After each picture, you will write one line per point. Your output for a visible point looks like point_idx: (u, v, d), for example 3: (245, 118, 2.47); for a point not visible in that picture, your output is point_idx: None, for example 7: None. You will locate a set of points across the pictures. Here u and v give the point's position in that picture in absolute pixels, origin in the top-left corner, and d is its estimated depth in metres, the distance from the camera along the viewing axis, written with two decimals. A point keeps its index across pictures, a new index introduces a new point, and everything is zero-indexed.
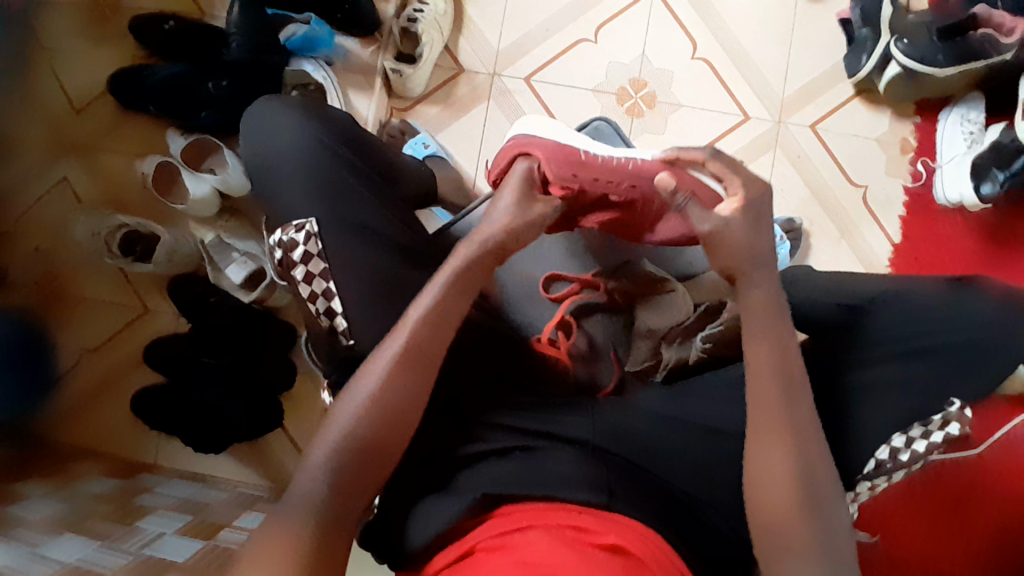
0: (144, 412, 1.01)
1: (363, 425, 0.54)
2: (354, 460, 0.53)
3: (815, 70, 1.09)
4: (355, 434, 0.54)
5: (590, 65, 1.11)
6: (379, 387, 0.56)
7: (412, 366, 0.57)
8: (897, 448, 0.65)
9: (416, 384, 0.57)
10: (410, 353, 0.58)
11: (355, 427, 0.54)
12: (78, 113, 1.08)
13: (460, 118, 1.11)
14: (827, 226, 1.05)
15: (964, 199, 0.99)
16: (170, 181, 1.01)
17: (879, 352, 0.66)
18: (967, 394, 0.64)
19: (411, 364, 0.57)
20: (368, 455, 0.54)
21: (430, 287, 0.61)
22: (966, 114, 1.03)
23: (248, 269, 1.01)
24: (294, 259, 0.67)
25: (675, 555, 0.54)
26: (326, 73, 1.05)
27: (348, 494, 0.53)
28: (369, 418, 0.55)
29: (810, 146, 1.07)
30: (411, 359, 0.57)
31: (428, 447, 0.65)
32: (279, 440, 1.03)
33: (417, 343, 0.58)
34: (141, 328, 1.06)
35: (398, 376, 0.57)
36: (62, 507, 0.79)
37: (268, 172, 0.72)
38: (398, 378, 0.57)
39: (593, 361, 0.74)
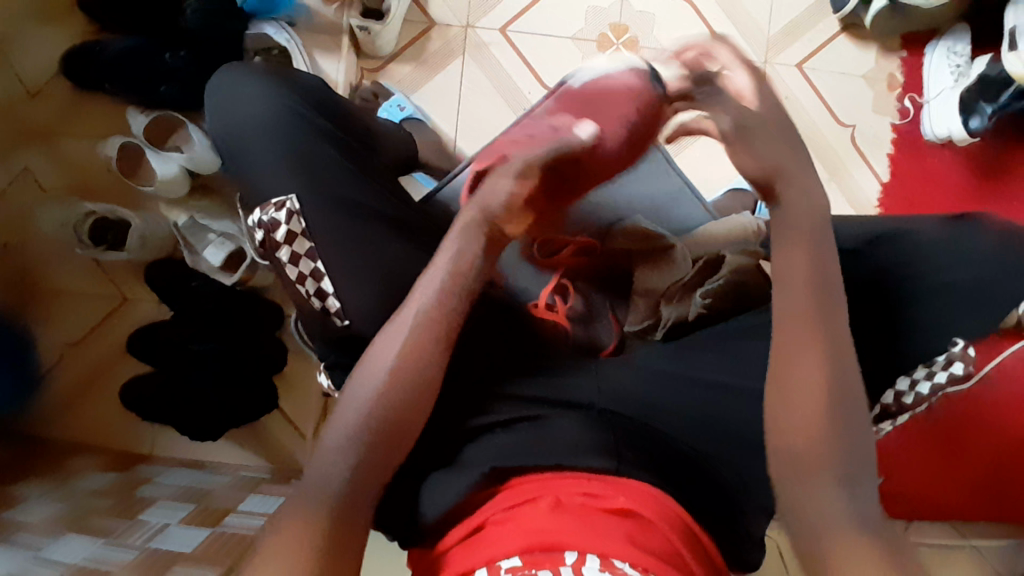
0: (134, 402, 0.98)
1: (380, 408, 0.53)
2: (369, 445, 0.52)
3: (800, 6, 1.05)
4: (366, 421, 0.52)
5: (567, 11, 1.06)
6: (397, 361, 0.54)
7: (434, 337, 0.56)
8: (900, 390, 0.66)
9: (437, 356, 0.55)
10: (432, 324, 0.56)
11: (374, 412, 0.52)
12: (34, 96, 1.02)
13: (435, 76, 1.05)
14: (816, 167, 1.04)
15: (952, 134, 0.96)
16: (136, 162, 0.96)
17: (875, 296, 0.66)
18: (974, 330, 0.63)
19: (434, 337, 0.56)
20: (382, 441, 0.53)
21: (449, 247, 0.59)
22: (952, 46, 0.99)
23: (227, 250, 0.97)
24: (278, 240, 0.64)
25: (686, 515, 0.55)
26: (289, 36, 0.99)
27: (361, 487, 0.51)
28: (386, 399, 0.53)
29: (798, 87, 1.05)
30: (422, 337, 0.55)
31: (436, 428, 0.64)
32: (277, 422, 1.02)
33: (433, 316, 0.56)
34: (121, 320, 1.02)
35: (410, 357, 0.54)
36: (60, 507, 0.78)
37: (241, 145, 0.67)
38: (414, 351, 0.55)
39: (589, 321, 0.72)
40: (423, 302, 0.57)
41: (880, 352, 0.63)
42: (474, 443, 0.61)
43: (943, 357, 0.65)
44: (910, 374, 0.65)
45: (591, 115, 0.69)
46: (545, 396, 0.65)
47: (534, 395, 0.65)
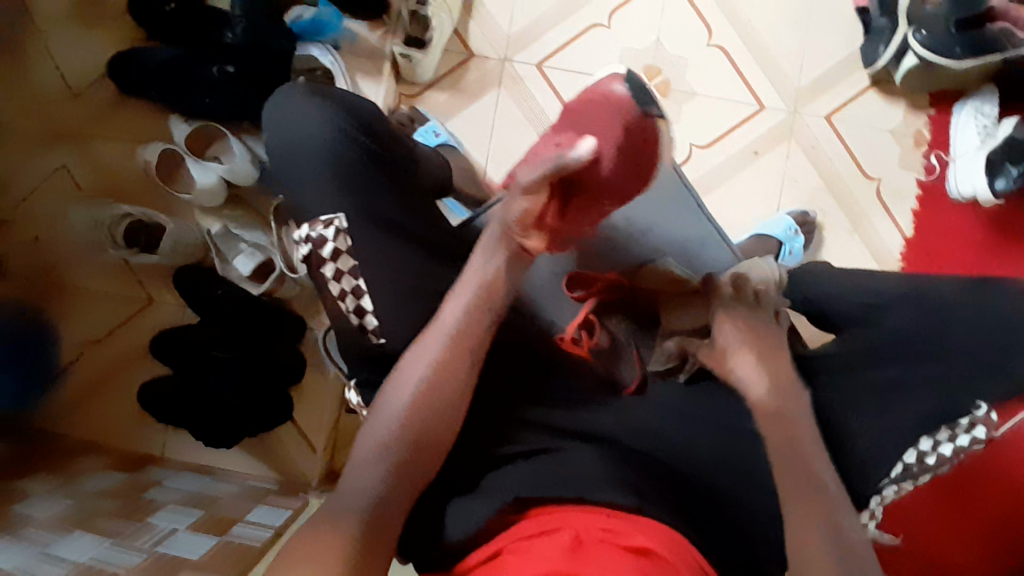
0: (148, 404, 0.99)
1: (416, 417, 0.57)
2: (406, 456, 0.55)
3: (831, 59, 1.07)
4: (399, 437, 0.56)
5: (603, 51, 1.08)
6: (429, 371, 0.58)
7: (459, 351, 0.60)
8: (925, 452, 0.64)
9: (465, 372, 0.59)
10: (457, 338, 0.60)
11: (411, 423, 0.56)
12: (78, 97, 1.05)
13: (470, 105, 1.08)
14: (839, 217, 1.05)
15: (977, 193, 0.97)
16: (174, 169, 0.99)
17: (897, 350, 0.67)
18: (995, 394, 0.63)
19: (459, 353, 0.60)
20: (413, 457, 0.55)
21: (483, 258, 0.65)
22: (980, 107, 1.00)
23: (256, 261, 1.00)
24: (324, 256, 0.66)
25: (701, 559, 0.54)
26: (333, 58, 1.01)
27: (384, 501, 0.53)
28: (421, 409, 0.57)
29: (824, 137, 1.06)
30: (457, 354, 0.60)
31: (458, 451, 0.65)
32: (290, 435, 1.03)
33: (458, 332, 0.60)
34: (144, 321, 1.04)
35: (445, 373, 0.59)
36: (70, 505, 0.78)
37: (292, 162, 0.69)
38: (442, 366, 0.59)
39: (611, 358, 0.72)
40: (449, 319, 0.61)
41: (894, 405, 0.65)
42: (498, 470, 0.63)
43: (967, 420, 0.63)
44: (934, 436, 0.64)
45: (587, 136, 0.67)
46: (568, 428, 0.66)
47: (561, 429, 0.65)
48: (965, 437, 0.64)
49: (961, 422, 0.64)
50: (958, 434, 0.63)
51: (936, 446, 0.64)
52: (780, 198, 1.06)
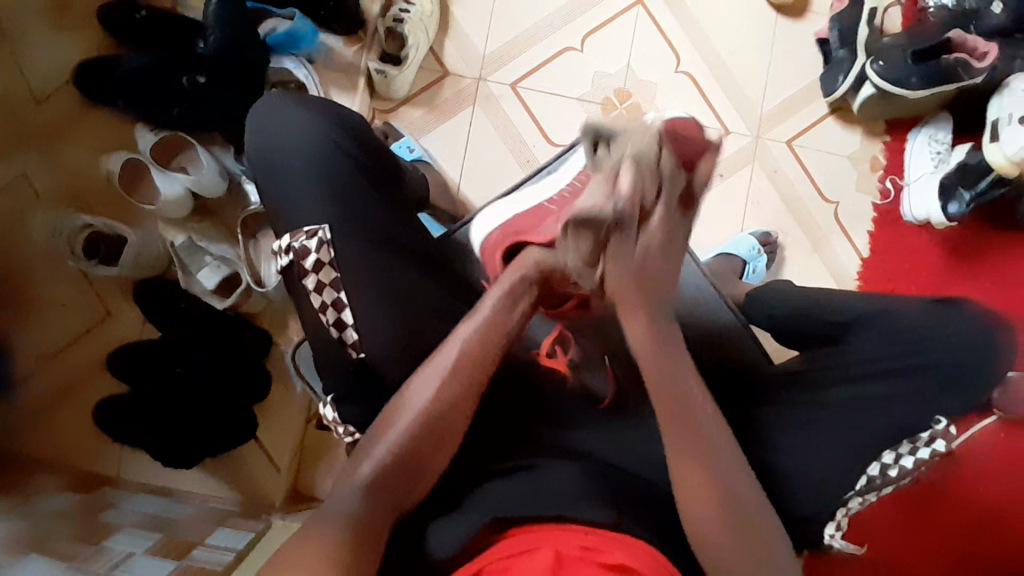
0: (106, 422, 0.95)
1: (411, 437, 0.59)
2: (392, 476, 0.57)
3: (793, 87, 1.12)
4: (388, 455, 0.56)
5: (576, 74, 1.11)
6: (433, 394, 0.60)
7: (461, 376, 0.61)
8: (887, 464, 0.66)
9: (463, 395, 0.61)
10: (461, 365, 0.62)
11: (407, 444, 0.58)
12: (39, 103, 1.01)
13: (444, 122, 1.09)
14: (800, 238, 1.09)
15: (930, 217, 1.02)
16: (139, 178, 0.97)
17: (861, 368, 0.69)
18: (953, 409, 0.67)
19: (460, 378, 0.61)
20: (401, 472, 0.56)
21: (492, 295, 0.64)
22: (933, 134, 1.06)
23: (223, 274, 0.97)
24: (305, 268, 0.66)
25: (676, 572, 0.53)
26: (308, 72, 1.02)
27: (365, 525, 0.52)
28: (418, 430, 0.59)
29: (786, 162, 1.11)
30: (461, 381, 0.61)
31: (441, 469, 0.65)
32: (253, 455, 0.99)
33: (463, 359, 0.62)
34: (102, 335, 1.00)
35: (445, 402, 0.60)
36: (20, 526, 0.73)
37: (281, 170, 0.70)
38: (447, 392, 0.61)
39: (585, 368, 0.73)
40: (457, 346, 0.62)
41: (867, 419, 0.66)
42: (479, 488, 0.62)
43: (928, 434, 0.66)
44: (896, 449, 0.66)
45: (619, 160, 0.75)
46: (547, 441, 0.68)
47: (547, 448, 0.67)
48: (925, 449, 0.67)
49: (922, 436, 0.66)
50: (919, 447, 0.66)
51: (898, 458, 0.66)
52: (744, 218, 1.10)
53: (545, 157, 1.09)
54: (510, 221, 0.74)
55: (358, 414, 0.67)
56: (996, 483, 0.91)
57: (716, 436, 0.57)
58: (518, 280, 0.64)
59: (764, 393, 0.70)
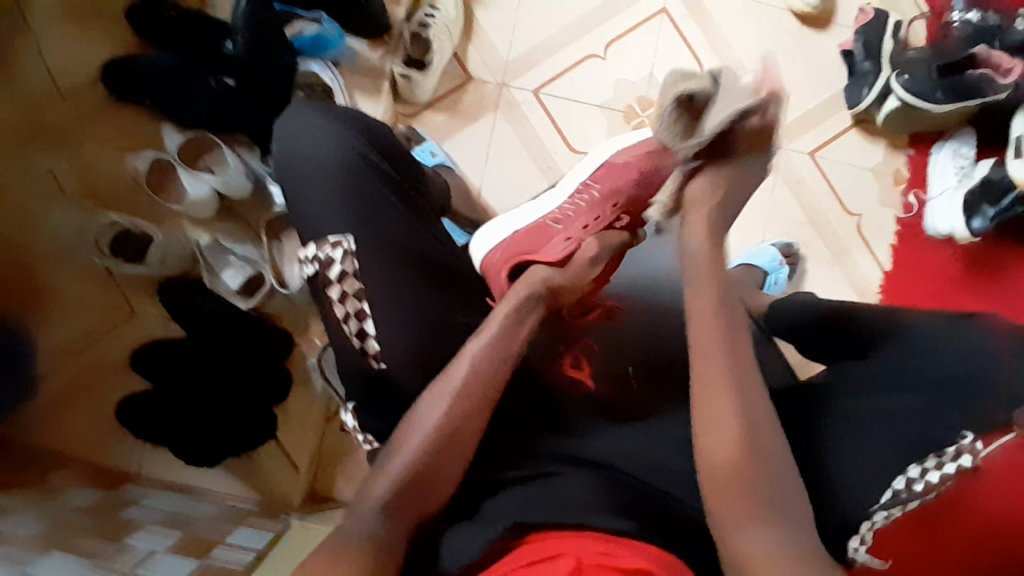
0: (128, 418, 0.96)
1: (424, 454, 0.59)
2: (415, 487, 0.58)
3: (815, 99, 1.12)
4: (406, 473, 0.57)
5: (599, 81, 1.11)
6: (444, 412, 0.60)
7: (473, 395, 0.61)
8: (912, 478, 0.62)
9: (476, 412, 0.61)
10: (470, 383, 0.62)
11: (419, 463, 0.58)
12: (66, 99, 1.02)
13: (467, 127, 1.09)
14: (821, 250, 1.09)
15: (954, 231, 1.02)
16: (167, 178, 0.98)
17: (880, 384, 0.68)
18: (978, 425, 0.63)
19: (470, 397, 0.61)
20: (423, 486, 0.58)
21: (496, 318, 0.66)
22: (958, 148, 1.06)
23: (246, 274, 0.99)
24: (330, 278, 0.67)
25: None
26: (333, 75, 1.03)
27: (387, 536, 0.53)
28: (431, 448, 0.59)
29: (808, 173, 1.11)
30: (472, 400, 0.61)
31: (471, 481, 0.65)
32: (272, 455, 1.00)
33: (472, 377, 0.62)
34: (126, 333, 1.01)
35: (460, 415, 0.61)
36: (45, 521, 0.74)
37: (304, 180, 0.70)
38: (457, 412, 0.61)
39: (607, 380, 0.74)
40: (467, 365, 0.63)
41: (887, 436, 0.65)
42: (501, 493, 0.63)
43: (953, 448, 0.62)
44: (921, 462, 0.62)
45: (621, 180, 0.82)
46: (569, 452, 0.67)
47: (565, 456, 0.66)
48: (950, 464, 0.62)
49: (948, 450, 0.62)
50: (945, 462, 0.62)
51: (924, 473, 0.62)
52: (765, 229, 1.09)
53: (566, 163, 1.09)
54: (510, 241, 0.81)
55: (378, 423, 0.69)
56: (999, 499, 0.93)
57: (744, 448, 0.57)
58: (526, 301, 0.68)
59: (788, 409, 0.70)
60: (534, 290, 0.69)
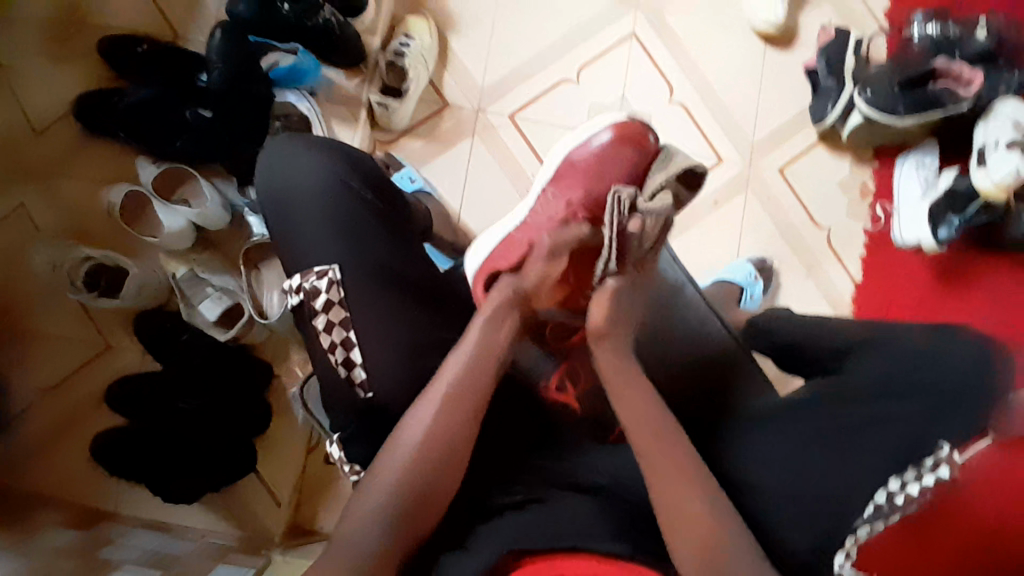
0: (104, 457, 0.93)
1: (412, 473, 0.58)
2: (406, 513, 0.57)
3: (783, 117, 1.15)
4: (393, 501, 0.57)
5: (574, 104, 1.13)
6: (428, 429, 0.60)
7: (457, 411, 0.61)
8: (893, 491, 0.64)
9: (463, 428, 0.61)
10: (453, 398, 0.62)
11: (407, 485, 0.58)
12: (38, 134, 1.02)
13: (444, 152, 1.11)
14: (794, 263, 1.11)
15: (921, 242, 1.05)
16: (139, 212, 0.97)
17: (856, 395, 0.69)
18: (954, 434, 0.65)
19: (455, 411, 0.61)
20: (416, 509, 0.58)
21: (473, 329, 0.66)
22: (921, 159, 1.09)
23: (223, 306, 0.97)
24: (317, 307, 0.67)
25: None
26: (310, 104, 1.03)
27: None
28: (420, 468, 0.58)
29: (780, 189, 1.13)
30: (457, 415, 0.61)
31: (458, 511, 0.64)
32: (254, 487, 0.98)
33: (455, 390, 0.62)
34: (99, 368, 0.98)
35: (445, 431, 0.60)
36: (18, 564, 0.72)
37: (287, 212, 0.71)
38: (443, 428, 0.60)
39: (598, 404, 0.73)
40: (449, 381, 0.62)
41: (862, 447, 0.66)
42: (494, 519, 0.62)
43: (931, 459, 0.64)
44: (901, 475, 0.64)
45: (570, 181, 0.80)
46: (556, 478, 0.67)
47: (555, 480, 0.66)
48: (929, 476, 0.64)
49: (926, 462, 0.65)
50: (924, 473, 0.64)
51: (904, 485, 0.64)
52: (739, 244, 1.11)
53: None
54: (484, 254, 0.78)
55: (363, 451, 0.68)
56: (988, 497, 0.83)
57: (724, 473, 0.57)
58: (498, 307, 0.68)
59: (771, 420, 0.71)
60: (508, 295, 0.70)
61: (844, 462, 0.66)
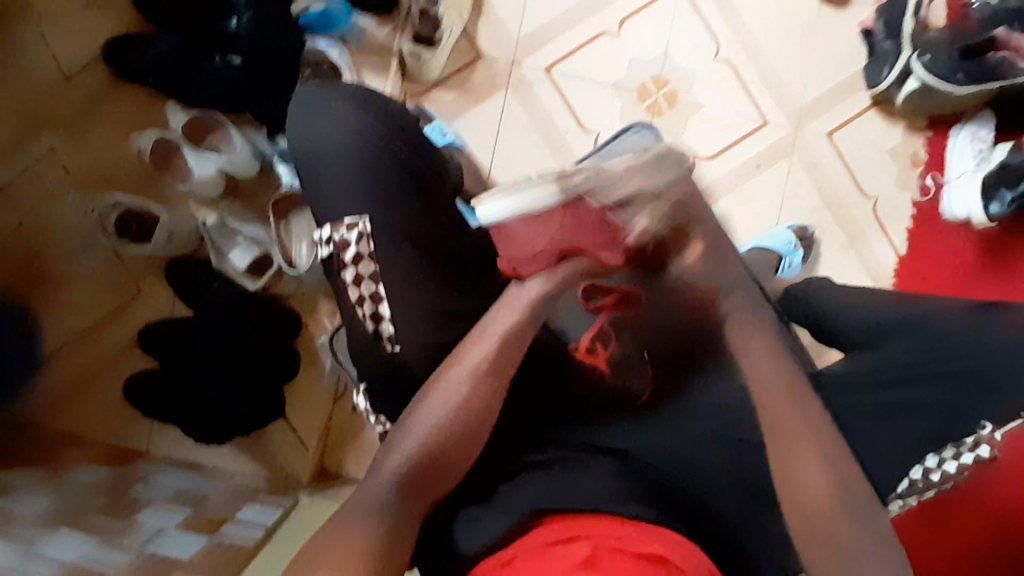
0: (136, 398, 0.96)
1: (438, 436, 0.59)
2: (426, 474, 0.58)
3: (834, 79, 1.09)
4: (416, 460, 0.58)
5: (613, 59, 1.09)
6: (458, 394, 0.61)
7: (488, 377, 0.62)
8: (929, 468, 0.64)
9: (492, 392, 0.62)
10: (489, 366, 0.62)
11: (431, 445, 0.59)
12: (68, 80, 1.01)
13: (477, 106, 1.07)
14: (836, 234, 1.07)
15: (972, 216, 0.99)
16: (168, 157, 0.98)
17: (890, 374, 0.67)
18: (996, 414, 0.63)
19: (486, 378, 0.62)
20: (434, 467, 0.58)
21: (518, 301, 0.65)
22: (976, 132, 1.03)
23: (253, 255, 0.98)
24: (346, 260, 0.67)
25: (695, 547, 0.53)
26: (340, 52, 1.00)
27: (396, 533, 0.53)
28: (446, 431, 0.59)
29: (826, 156, 1.08)
30: (487, 383, 0.62)
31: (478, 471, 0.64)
32: (281, 432, 1.00)
33: (489, 359, 0.62)
34: (132, 313, 1.00)
35: (474, 398, 0.61)
36: (55, 500, 0.75)
37: (317, 160, 0.70)
38: (473, 394, 0.61)
39: (624, 369, 0.71)
40: (484, 348, 0.63)
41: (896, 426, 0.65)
42: (516, 478, 0.62)
43: (972, 439, 0.63)
44: (939, 453, 0.64)
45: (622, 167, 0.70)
46: (581, 440, 0.66)
47: (583, 441, 0.66)
48: (969, 454, 0.64)
49: (966, 441, 0.64)
50: (963, 452, 0.63)
51: (941, 463, 0.64)
52: (779, 211, 1.07)
53: (579, 144, 1.07)
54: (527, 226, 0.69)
55: (388, 405, 0.68)
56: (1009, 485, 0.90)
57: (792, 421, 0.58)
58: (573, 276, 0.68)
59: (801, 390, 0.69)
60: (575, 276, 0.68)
61: (871, 441, 0.65)
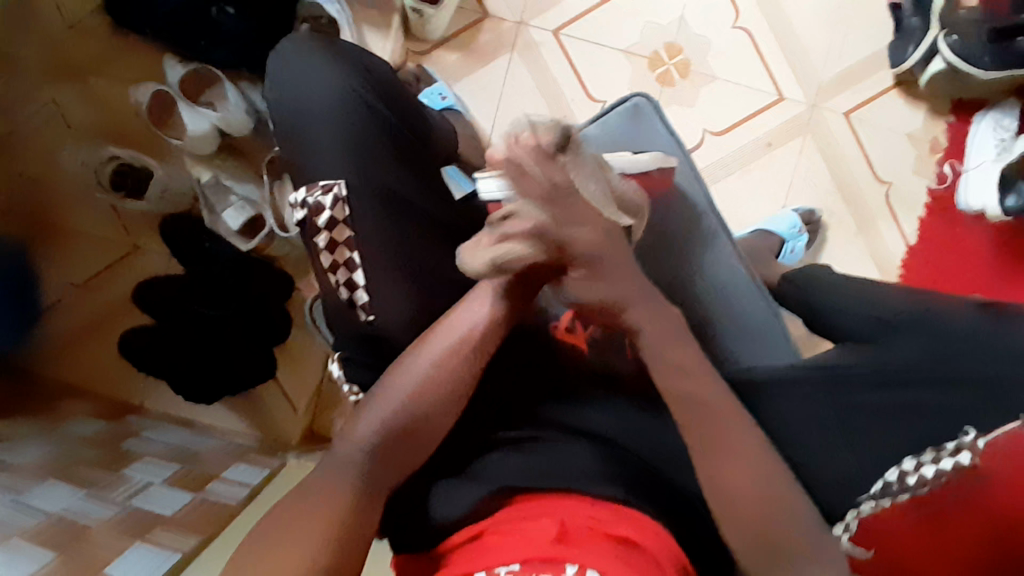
0: (131, 352, 0.97)
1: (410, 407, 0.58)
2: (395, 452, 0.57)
3: (858, 54, 1.03)
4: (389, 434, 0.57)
5: (625, 22, 1.04)
6: (431, 366, 0.59)
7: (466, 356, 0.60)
8: (905, 471, 0.58)
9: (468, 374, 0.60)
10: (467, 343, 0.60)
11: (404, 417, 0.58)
12: (72, 29, 0.99)
13: (481, 68, 1.04)
14: (847, 218, 1.03)
15: (986, 208, 0.94)
16: (166, 110, 0.94)
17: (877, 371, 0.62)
18: (991, 421, 0.57)
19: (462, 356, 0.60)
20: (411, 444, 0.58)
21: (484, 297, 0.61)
22: (1000, 119, 0.98)
23: (245, 215, 0.97)
24: (318, 225, 0.65)
25: (659, 524, 0.53)
26: (340, 7, 0.96)
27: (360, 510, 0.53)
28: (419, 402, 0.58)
29: (842, 135, 1.03)
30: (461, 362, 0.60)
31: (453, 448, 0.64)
32: (271, 392, 1.01)
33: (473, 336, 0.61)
34: (128, 267, 1.00)
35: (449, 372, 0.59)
36: (50, 450, 0.77)
37: (303, 127, 0.68)
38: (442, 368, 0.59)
39: (606, 348, 0.69)
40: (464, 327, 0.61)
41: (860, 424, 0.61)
42: (486, 456, 0.61)
43: (951, 444, 0.57)
44: (917, 456, 0.58)
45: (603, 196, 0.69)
46: (562, 424, 0.64)
47: (552, 420, 0.64)
48: (948, 460, 0.58)
49: (947, 445, 0.58)
50: (942, 457, 0.57)
51: (919, 466, 0.58)
52: (788, 193, 1.03)
53: (584, 113, 1.03)
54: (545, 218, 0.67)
55: (369, 379, 0.67)
56: None
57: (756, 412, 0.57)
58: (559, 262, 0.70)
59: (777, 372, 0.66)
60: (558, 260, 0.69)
61: (841, 437, 0.61)
